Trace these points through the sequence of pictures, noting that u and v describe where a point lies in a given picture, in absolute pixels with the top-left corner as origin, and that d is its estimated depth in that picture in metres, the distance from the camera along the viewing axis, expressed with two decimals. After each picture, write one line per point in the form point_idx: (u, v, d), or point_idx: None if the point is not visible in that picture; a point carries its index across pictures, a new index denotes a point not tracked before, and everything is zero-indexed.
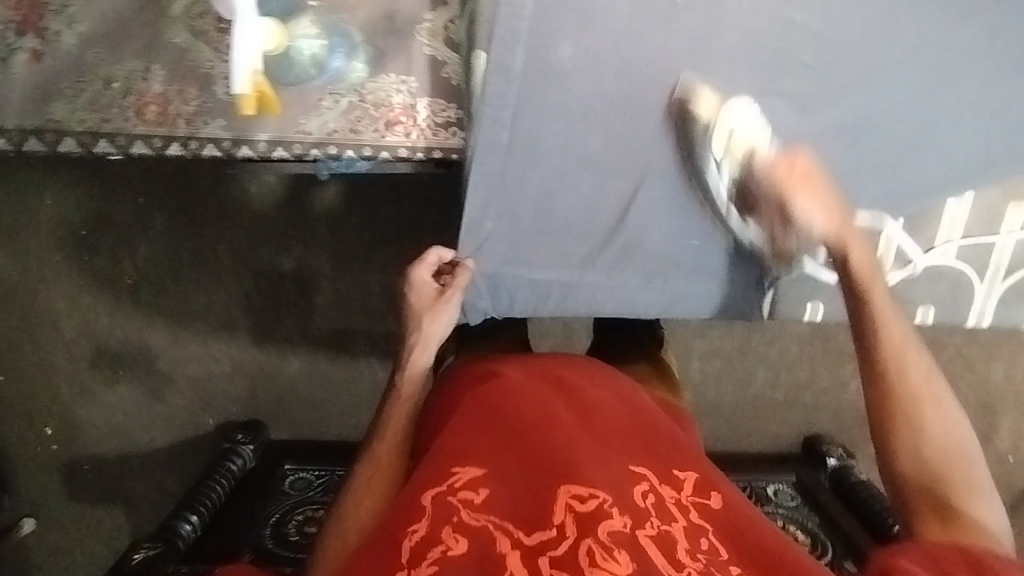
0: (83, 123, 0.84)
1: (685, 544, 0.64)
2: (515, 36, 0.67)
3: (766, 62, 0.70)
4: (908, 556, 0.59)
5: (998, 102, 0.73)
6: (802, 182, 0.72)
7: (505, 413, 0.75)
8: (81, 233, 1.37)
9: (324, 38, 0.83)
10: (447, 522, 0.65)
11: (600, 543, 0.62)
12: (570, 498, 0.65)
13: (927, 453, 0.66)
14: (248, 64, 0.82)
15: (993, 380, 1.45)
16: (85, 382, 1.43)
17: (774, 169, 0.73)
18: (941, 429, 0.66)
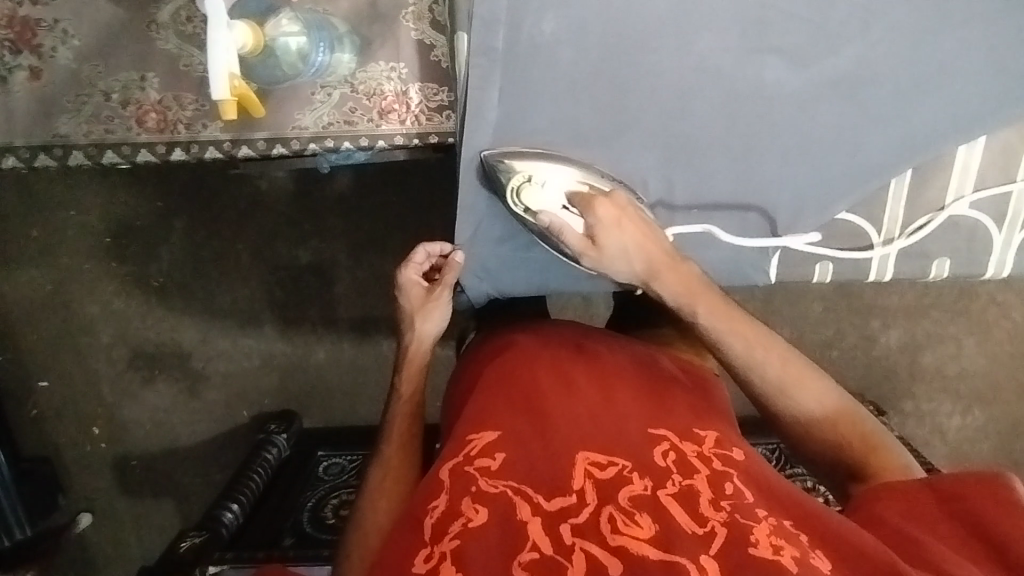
0: (88, 136, 0.87)
1: (709, 496, 0.63)
2: (495, 16, 0.66)
3: (757, 19, 0.67)
4: (887, 504, 0.65)
5: (1005, 42, 0.69)
6: (605, 231, 0.74)
7: (520, 382, 0.76)
8: (106, 240, 1.41)
9: (306, 34, 0.82)
10: (466, 493, 0.64)
11: (622, 510, 0.61)
12: (589, 465, 0.65)
13: (820, 418, 0.73)
14: (224, 67, 0.76)
15: None
16: (125, 383, 1.49)
17: (579, 235, 0.75)
18: (816, 401, 0.73)
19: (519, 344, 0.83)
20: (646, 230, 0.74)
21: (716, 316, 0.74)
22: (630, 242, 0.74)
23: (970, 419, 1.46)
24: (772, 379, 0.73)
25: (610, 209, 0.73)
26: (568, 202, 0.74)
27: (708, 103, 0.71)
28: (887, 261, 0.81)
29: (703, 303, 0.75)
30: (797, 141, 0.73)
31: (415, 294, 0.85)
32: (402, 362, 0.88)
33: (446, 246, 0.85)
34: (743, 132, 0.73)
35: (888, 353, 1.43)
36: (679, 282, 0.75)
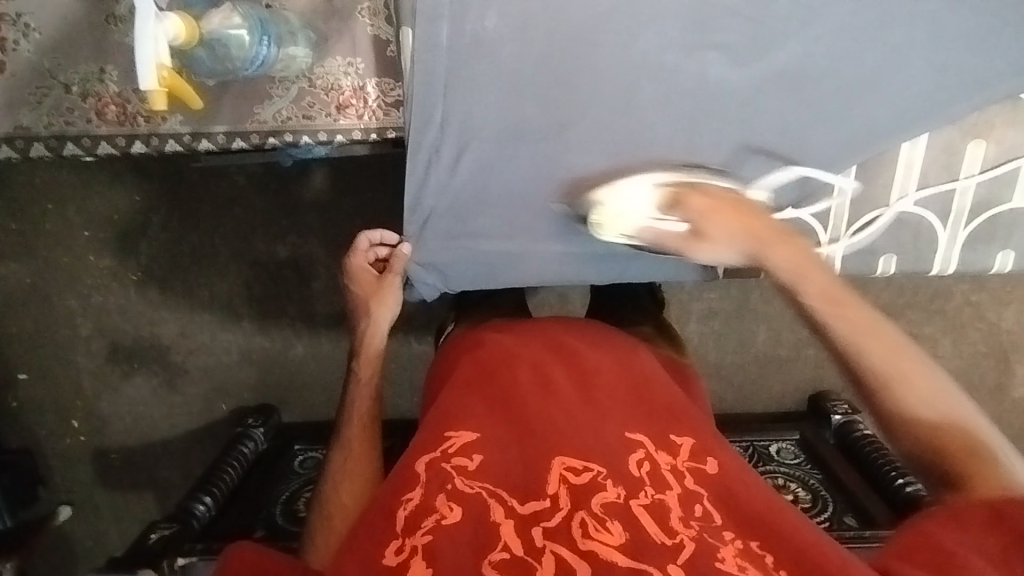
0: (49, 128, 0.87)
1: (679, 512, 0.60)
2: (438, 11, 0.68)
3: (695, 16, 0.69)
4: (935, 519, 0.56)
5: (946, 41, 0.70)
6: (710, 224, 0.70)
7: (505, 380, 0.72)
8: (85, 234, 1.42)
9: (246, 28, 0.80)
10: (441, 490, 0.61)
11: (593, 515, 0.58)
12: (564, 470, 0.62)
13: (926, 425, 0.59)
14: (151, 57, 0.75)
15: (1005, 326, 1.41)
16: (104, 376, 1.49)
17: (680, 234, 0.71)
18: (926, 402, 0.60)
19: (491, 342, 0.78)
20: (741, 209, 0.70)
21: (817, 286, 0.65)
22: (736, 230, 0.69)
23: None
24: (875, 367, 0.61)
25: (704, 199, 0.70)
26: (660, 207, 0.72)
27: (653, 97, 0.72)
28: (834, 261, 0.80)
29: (814, 274, 0.66)
30: (747, 135, 0.73)
31: (365, 280, 0.87)
32: (361, 347, 0.88)
33: (387, 233, 0.87)
34: (691, 127, 0.73)
35: None
36: (795, 257, 0.67)
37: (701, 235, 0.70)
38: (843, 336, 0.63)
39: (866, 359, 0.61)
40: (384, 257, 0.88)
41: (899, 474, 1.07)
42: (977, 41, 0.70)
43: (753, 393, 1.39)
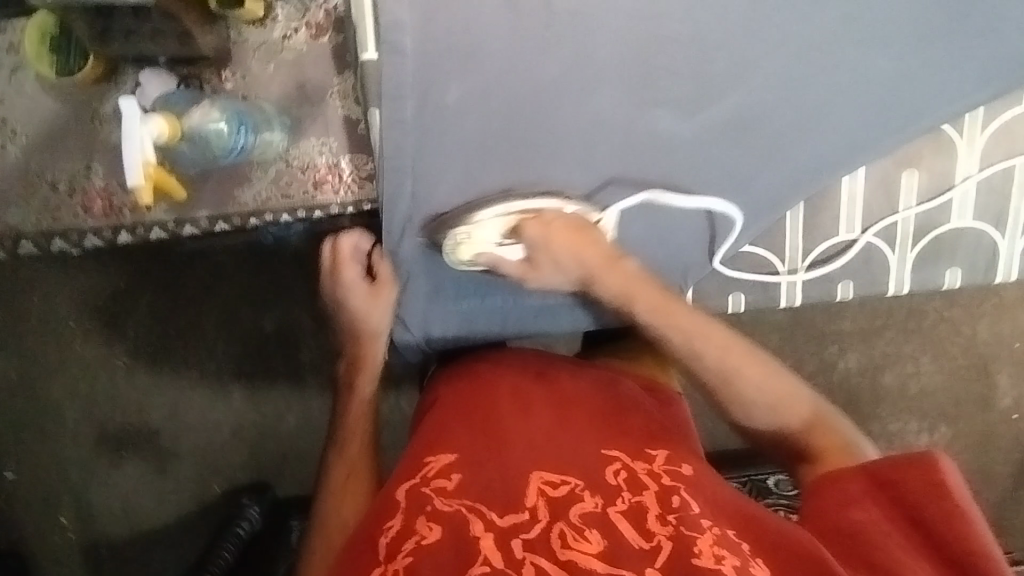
0: (38, 225, 0.90)
1: (656, 510, 0.63)
2: (402, 91, 0.72)
3: (642, 76, 0.74)
4: (841, 495, 0.66)
5: (872, 81, 0.76)
6: (540, 256, 0.74)
7: (484, 405, 0.76)
8: (72, 322, 1.43)
9: (224, 119, 0.85)
10: (421, 512, 0.62)
11: (572, 525, 0.60)
12: (542, 484, 0.65)
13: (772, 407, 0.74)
14: (136, 157, 0.79)
15: (983, 339, 1.44)
16: (92, 465, 1.47)
17: (517, 262, 0.76)
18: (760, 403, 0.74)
19: (475, 372, 0.81)
20: (582, 234, 0.74)
21: (650, 313, 0.74)
22: (566, 258, 0.74)
23: (937, 436, 1.48)
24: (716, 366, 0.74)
25: (537, 228, 0.74)
26: (502, 236, 0.75)
27: (608, 152, 0.76)
28: (795, 289, 0.83)
29: (641, 297, 0.75)
30: (694, 177, 0.78)
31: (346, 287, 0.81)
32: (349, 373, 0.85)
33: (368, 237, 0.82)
34: (646, 176, 0.78)
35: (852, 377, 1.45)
36: (623, 282, 0.76)
37: (536, 266, 0.75)
38: (685, 345, 0.74)
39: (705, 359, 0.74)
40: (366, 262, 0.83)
41: None
42: (901, 81, 0.76)
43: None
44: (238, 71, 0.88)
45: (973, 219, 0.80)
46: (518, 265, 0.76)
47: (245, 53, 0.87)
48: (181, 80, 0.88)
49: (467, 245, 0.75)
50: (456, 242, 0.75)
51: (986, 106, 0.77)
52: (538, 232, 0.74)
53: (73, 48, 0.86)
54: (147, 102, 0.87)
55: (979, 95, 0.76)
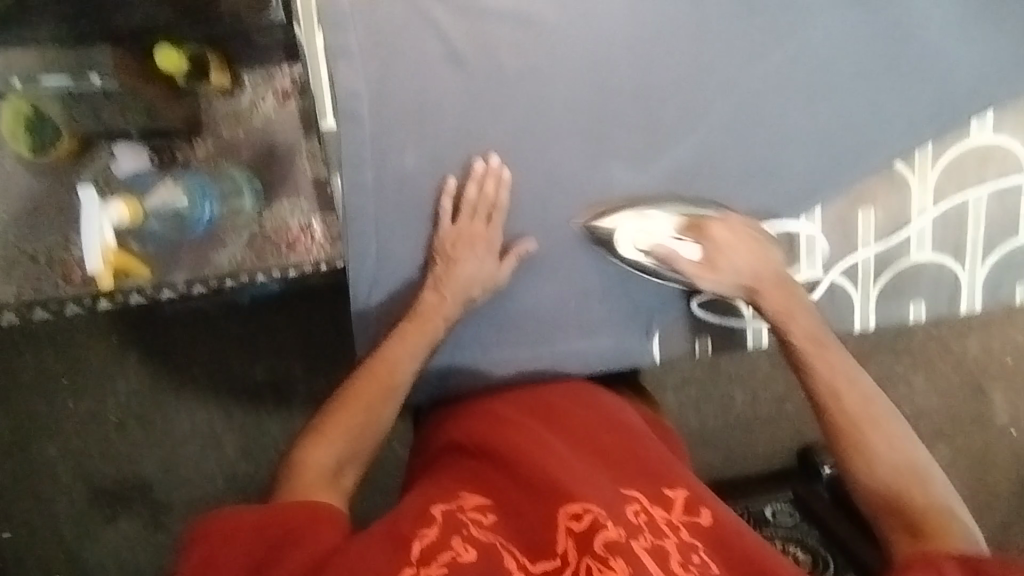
0: (15, 295, 0.87)
1: (678, 557, 0.60)
2: (361, 157, 0.74)
3: (592, 131, 0.76)
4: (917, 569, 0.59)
5: (819, 123, 0.77)
6: (721, 255, 0.75)
7: (508, 437, 0.71)
8: (64, 381, 1.40)
9: (184, 198, 0.87)
10: (455, 532, 0.62)
11: (597, 558, 0.59)
12: (569, 519, 0.62)
13: (892, 468, 0.68)
14: (95, 244, 0.82)
15: (972, 356, 1.39)
16: (86, 523, 1.42)
17: (693, 260, 0.76)
18: (890, 451, 0.68)
19: (492, 407, 0.77)
20: (754, 251, 0.76)
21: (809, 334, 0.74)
22: (742, 265, 0.75)
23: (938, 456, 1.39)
24: (849, 409, 0.70)
25: (724, 231, 0.75)
26: (678, 231, 0.76)
27: (567, 206, 0.78)
28: (762, 332, 0.86)
29: (801, 322, 0.74)
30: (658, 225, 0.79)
31: (457, 230, 0.76)
32: (420, 309, 0.76)
33: (497, 175, 0.75)
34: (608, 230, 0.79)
35: None
36: (786, 303, 0.76)
37: (714, 264, 0.76)
38: (828, 379, 0.72)
39: (844, 398, 0.71)
40: (470, 201, 0.76)
41: None
42: (851, 122, 0.77)
43: (737, 452, 1.36)
44: (210, 138, 0.90)
45: (932, 252, 0.82)
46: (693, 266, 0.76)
47: (217, 122, 0.90)
48: (155, 152, 0.90)
49: (642, 231, 0.77)
50: (610, 227, 0.77)
51: (934, 140, 0.78)
52: (717, 237, 0.75)
53: (48, 125, 0.88)
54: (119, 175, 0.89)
55: (924, 129, 0.78)
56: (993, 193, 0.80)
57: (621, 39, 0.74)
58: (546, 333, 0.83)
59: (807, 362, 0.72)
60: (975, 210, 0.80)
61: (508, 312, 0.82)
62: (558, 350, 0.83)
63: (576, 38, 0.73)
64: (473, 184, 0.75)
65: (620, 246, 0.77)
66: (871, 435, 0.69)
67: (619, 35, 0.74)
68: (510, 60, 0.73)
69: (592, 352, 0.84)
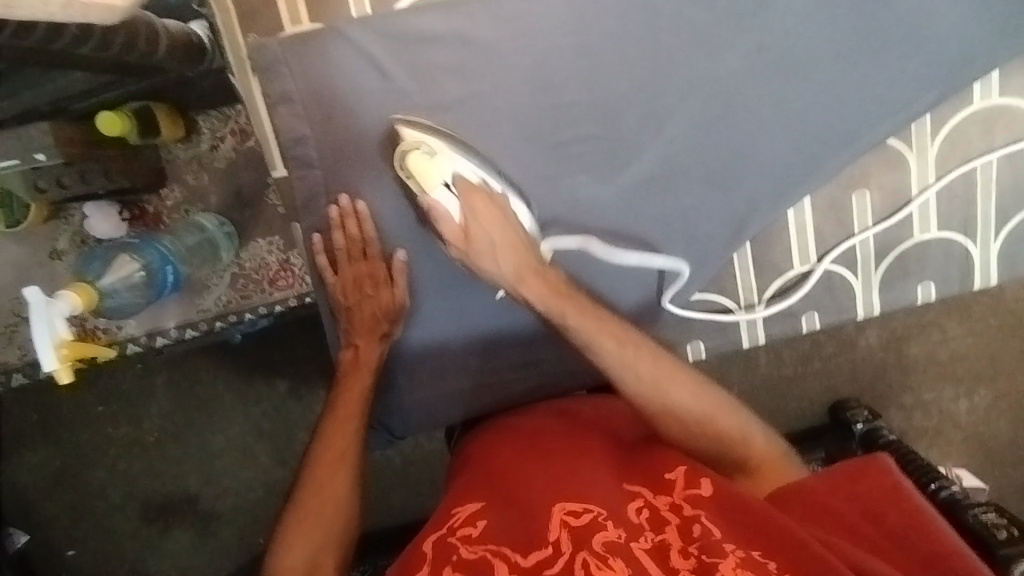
0: (21, 356, 0.92)
1: (679, 545, 0.54)
2: (317, 198, 0.72)
3: (553, 146, 0.72)
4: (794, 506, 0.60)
5: (793, 110, 0.72)
6: (481, 219, 0.67)
7: (499, 451, 0.66)
8: (100, 408, 1.17)
9: (140, 263, 0.83)
10: (446, 563, 0.55)
11: (596, 553, 0.52)
12: (564, 515, 0.56)
13: (708, 426, 0.64)
14: (44, 343, 0.67)
15: (1011, 292, 1.15)
16: (139, 544, 1.19)
17: (451, 218, 0.67)
18: (706, 418, 0.64)
19: (503, 419, 0.72)
20: (509, 223, 0.68)
21: (583, 319, 0.65)
22: (503, 235, 0.67)
23: (978, 400, 1.16)
24: (644, 382, 0.64)
25: (490, 200, 0.68)
26: (448, 181, 0.67)
27: None
28: (756, 329, 0.78)
29: (571, 307, 0.66)
30: (651, 225, 0.74)
31: (342, 280, 0.72)
32: (345, 365, 0.72)
33: (349, 203, 0.71)
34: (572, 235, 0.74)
35: (883, 347, 1.15)
36: (547, 290, 0.66)
37: (469, 237, 0.67)
38: (614, 356, 0.65)
39: (637, 371, 0.64)
40: (361, 236, 0.72)
41: (932, 479, 0.87)
42: (829, 105, 0.72)
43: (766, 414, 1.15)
44: (176, 188, 0.89)
45: (939, 229, 0.75)
46: (455, 227, 0.67)
47: (179, 170, 0.89)
48: (124, 207, 0.88)
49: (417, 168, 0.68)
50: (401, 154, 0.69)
51: (931, 113, 0.73)
52: (478, 200, 0.67)
53: (16, 200, 0.83)
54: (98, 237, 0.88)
55: (921, 100, 0.71)
56: (1002, 158, 0.73)
57: (571, 48, 0.71)
58: (537, 348, 0.78)
59: (590, 342, 0.65)
60: (984, 179, 0.74)
61: (490, 335, 0.78)
62: (546, 367, 0.78)
63: (522, 53, 0.71)
64: (346, 218, 0.71)
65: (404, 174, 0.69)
66: (677, 394, 0.64)
67: (567, 43, 0.70)
68: (452, 88, 0.71)
69: (578, 367, 0.79)
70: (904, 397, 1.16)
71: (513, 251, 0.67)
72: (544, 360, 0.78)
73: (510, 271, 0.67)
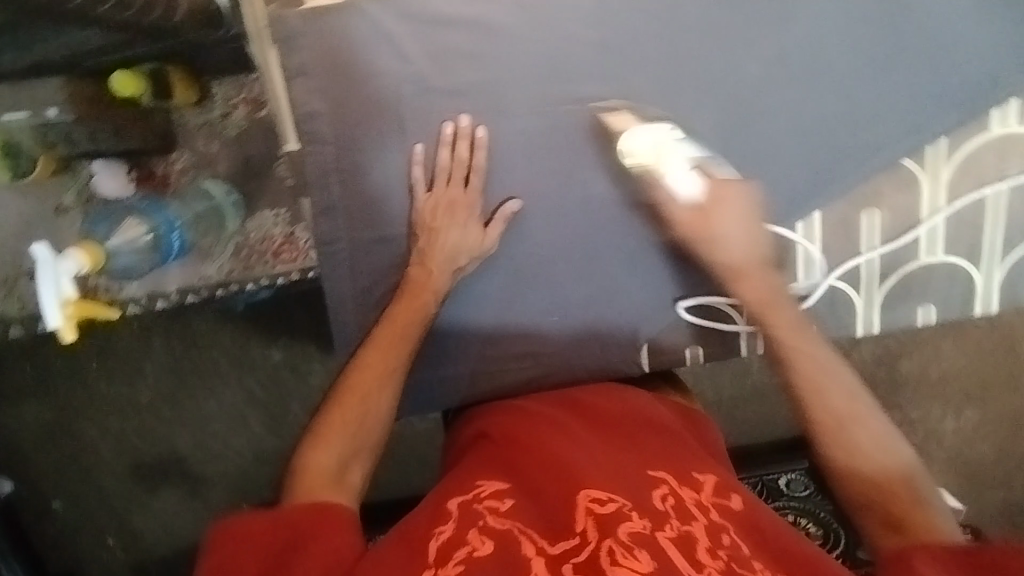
0: (18, 310, 0.80)
1: (706, 542, 0.55)
2: (329, 176, 0.73)
3: (565, 141, 0.73)
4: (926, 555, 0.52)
5: (810, 124, 0.71)
6: (715, 211, 0.69)
7: (522, 438, 0.67)
8: (94, 365, 1.17)
9: (147, 223, 0.79)
10: (472, 525, 0.57)
11: (621, 543, 0.53)
12: (589, 503, 0.57)
13: (873, 465, 0.59)
14: (50, 299, 0.73)
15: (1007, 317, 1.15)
16: (128, 501, 1.20)
17: (687, 204, 0.70)
18: (872, 445, 0.60)
19: (516, 403, 0.75)
20: (746, 216, 0.69)
21: (786, 330, 0.66)
22: (733, 228, 0.69)
23: (964, 422, 1.17)
24: (830, 403, 0.62)
25: (732, 192, 0.69)
26: (694, 163, 0.69)
27: (541, 224, 0.75)
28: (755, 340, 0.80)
29: (777, 314, 0.67)
30: (656, 231, 0.76)
31: (433, 201, 0.72)
32: (406, 286, 0.73)
33: (474, 127, 0.71)
34: (584, 233, 0.76)
35: (878, 362, 1.15)
36: (759, 292, 0.69)
37: (709, 219, 0.69)
38: (805, 368, 0.64)
39: (823, 391, 0.63)
40: (466, 170, 0.72)
41: None
42: (846, 121, 0.71)
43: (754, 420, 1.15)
44: (185, 152, 0.84)
45: (945, 254, 0.76)
46: (689, 216, 0.70)
47: (191, 135, 0.85)
48: (133, 167, 0.84)
49: (654, 148, 0.70)
50: (620, 138, 0.72)
51: (948, 136, 0.72)
52: (716, 189, 0.69)
53: (24, 153, 0.81)
54: (103, 197, 0.83)
55: (937, 124, 0.72)
56: (1013, 187, 0.73)
57: (591, 41, 0.70)
58: (539, 341, 0.78)
59: (782, 350, 0.65)
60: (994, 207, 0.74)
61: (489, 326, 0.78)
62: (546, 362, 0.79)
63: (543, 45, 0.70)
64: (464, 145, 0.72)
65: (630, 158, 0.72)
66: (850, 426, 0.61)
67: (588, 38, 0.70)
68: (470, 74, 0.71)
69: (575, 362, 0.79)
70: (892, 414, 1.16)
71: (743, 245, 0.69)
72: (543, 354, 0.78)
73: (728, 263, 0.70)
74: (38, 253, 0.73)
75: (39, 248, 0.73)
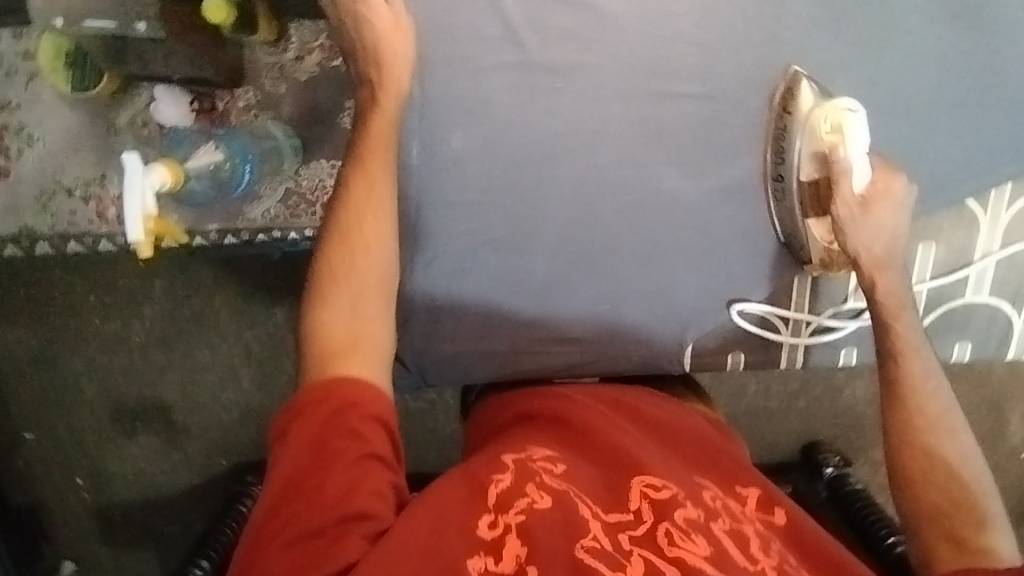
0: (54, 226, 0.83)
1: (757, 541, 0.56)
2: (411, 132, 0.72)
3: (651, 132, 0.74)
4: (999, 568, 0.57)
5: (885, 151, 0.73)
6: (877, 204, 0.69)
7: (570, 416, 0.68)
8: (89, 299, 1.10)
9: (217, 160, 0.81)
10: (530, 479, 0.57)
11: (678, 526, 0.54)
12: (644, 488, 0.58)
13: (956, 483, 0.64)
14: (134, 210, 0.68)
15: (998, 375, 1.17)
16: (105, 440, 1.15)
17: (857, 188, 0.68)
18: (959, 463, 0.65)
19: (548, 390, 0.75)
20: (897, 219, 0.69)
21: (910, 331, 0.68)
22: (885, 226, 0.69)
23: None
24: (933, 414, 0.66)
25: (902, 194, 0.69)
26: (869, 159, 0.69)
27: (612, 213, 0.75)
28: (796, 352, 0.82)
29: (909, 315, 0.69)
30: (717, 239, 0.77)
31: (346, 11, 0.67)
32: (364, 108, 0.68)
33: None
34: (652, 230, 0.76)
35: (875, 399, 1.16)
36: (894, 289, 0.69)
37: (868, 210, 0.68)
38: (920, 373, 0.67)
39: (931, 401, 0.66)
40: None
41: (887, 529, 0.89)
42: (918, 151, 0.74)
43: (744, 441, 1.15)
44: (251, 90, 0.84)
45: (989, 294, 0.79)
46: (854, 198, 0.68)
47: (258, 72, 0.84)
48: (196, 98, 0.83)
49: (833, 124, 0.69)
50: (803, 114, 0.71)
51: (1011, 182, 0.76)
52: (881, 184, 0.69)
53: (89, 63, 0.80)
54: (160, 124, 0.83)
55: (1001, 168, 0.75)
56: None
57: (692, 40, 0.71)
58: (586, 326, 0.79)
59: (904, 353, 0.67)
60: None
61: (535, 311, 0.78)
62: (592, 350, 0.79)
63: (644, 36, 0.71)
64: None
65: (801, 133, 0.72)
66: (945, 441, 0.65)
67: (690, 35, 0.71)
68: (568, 51, 0.71)
69: (620, 355, 0.80)
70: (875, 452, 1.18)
71: (886, 242, 0.69)
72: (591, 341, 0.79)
73: (869, 251, 0.69)
74: (132, 164, 0.68)
75: (134, 159, 0.69)
